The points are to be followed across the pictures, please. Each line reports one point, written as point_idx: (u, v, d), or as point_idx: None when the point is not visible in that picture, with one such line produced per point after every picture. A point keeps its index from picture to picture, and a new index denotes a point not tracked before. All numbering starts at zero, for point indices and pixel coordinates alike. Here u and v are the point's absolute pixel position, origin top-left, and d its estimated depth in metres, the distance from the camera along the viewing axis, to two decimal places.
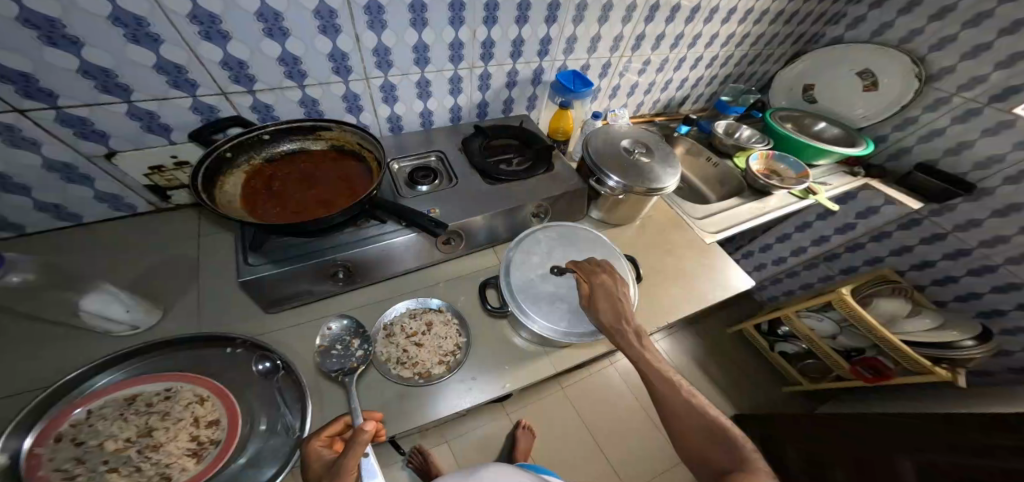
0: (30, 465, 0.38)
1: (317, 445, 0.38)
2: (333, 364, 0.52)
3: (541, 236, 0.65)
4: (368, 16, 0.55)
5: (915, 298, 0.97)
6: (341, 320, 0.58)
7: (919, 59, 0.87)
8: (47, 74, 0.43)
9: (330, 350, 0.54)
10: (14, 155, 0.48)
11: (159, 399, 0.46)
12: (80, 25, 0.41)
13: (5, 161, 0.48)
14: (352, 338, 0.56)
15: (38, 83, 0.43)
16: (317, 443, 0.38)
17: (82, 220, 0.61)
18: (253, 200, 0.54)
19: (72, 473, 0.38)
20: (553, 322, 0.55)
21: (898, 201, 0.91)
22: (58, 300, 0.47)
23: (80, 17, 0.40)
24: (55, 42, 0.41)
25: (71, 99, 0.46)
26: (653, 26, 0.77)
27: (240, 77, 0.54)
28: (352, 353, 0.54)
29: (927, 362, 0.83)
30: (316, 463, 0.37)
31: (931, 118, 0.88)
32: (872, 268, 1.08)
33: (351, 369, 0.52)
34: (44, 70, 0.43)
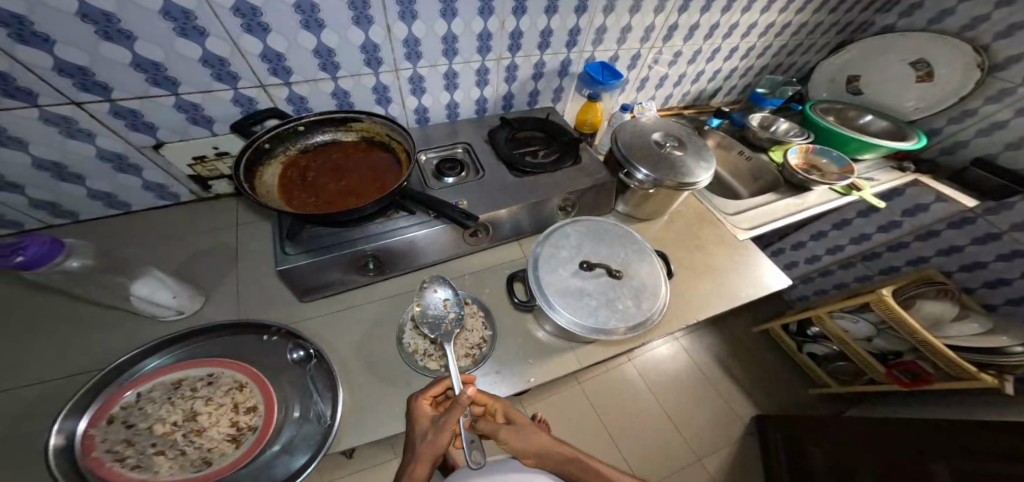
0: (87, 445, 0.41)
1: (423, 401, 0.44)
2: (431, 325, 0.56)
3: (570, 230, 0.65)
4: (401, 7, 0.55)
5: (962, 301, 0.92)
6: (437, 283, 0.60)
7: (982, 48, 0.80)
8: (102, 68, 0.45)
9: (425, 310, 0.58)
10: (68, 145, 0.50)
11: (202, 384, 0.48)
12: (133, 19, 0.42)
13: (60, 150, 0.50)
14: (446, 300, 0.59)
15: (95, 77, 0.45)
16: (423, 400, 0.44)
17: (131, 209, 0.64)
18: (289, 191, 0.55)
19: (123, 454, 0.41)
20: (579, 318, 0.55)
21: (950, 197, 0.87)
22: (110, 286, 0.49)
23: (133, 12, 0.42)
24: (110, 36, 0.43)
25: (123, 92, 0.48)
26: (688, 15, 0.74)
27: (278, 70, 0.55)
28: (445, 315, 0.58)
29: (971, 368, 0.79)
30: (422, 416, 0.43)
31: (992, 110, 0.81)
32: (916, 269, 1.02)
33: (445, 332, 0.55)
34: (100, 63, 0.44)
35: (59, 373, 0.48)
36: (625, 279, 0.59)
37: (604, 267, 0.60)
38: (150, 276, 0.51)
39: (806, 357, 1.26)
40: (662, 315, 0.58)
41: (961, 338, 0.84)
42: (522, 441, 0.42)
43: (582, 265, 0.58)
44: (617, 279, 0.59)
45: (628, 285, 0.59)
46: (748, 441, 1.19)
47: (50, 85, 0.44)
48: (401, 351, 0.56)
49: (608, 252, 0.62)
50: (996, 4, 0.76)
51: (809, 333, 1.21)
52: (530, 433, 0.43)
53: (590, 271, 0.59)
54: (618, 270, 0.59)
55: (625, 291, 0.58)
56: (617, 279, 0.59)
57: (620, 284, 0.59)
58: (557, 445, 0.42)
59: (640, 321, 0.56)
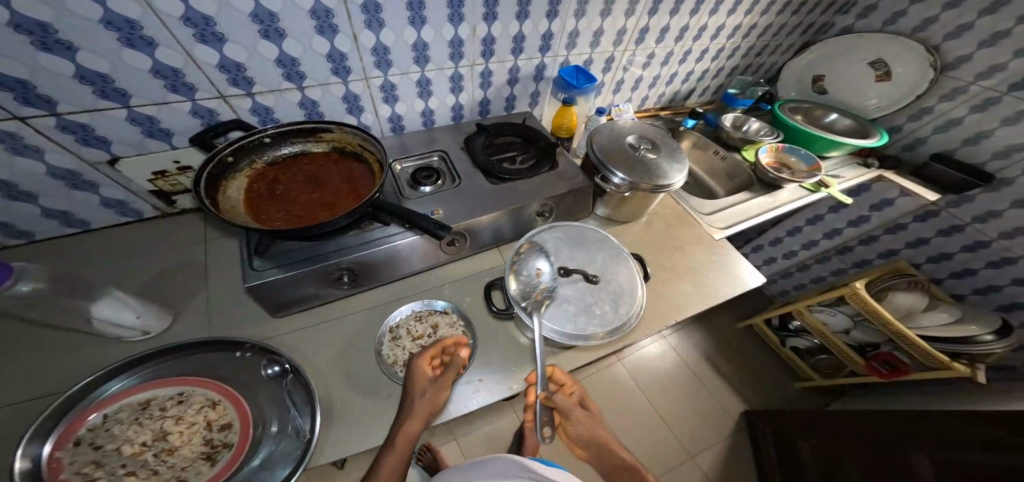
0: (53, 468, 0.38)
1: (422, 363, 0.49)
2: (521, 292, 0.57)
3: (547, 236, 0.65)
4: (366, 15, 0.54)
5: (931, 291, 0.95)
6: (536, 254, 0.61)
7: (934, 48, 0.83)
8: (43, 81, 0.43)
9: (519, 275, 0.59)
10: (15, 162, 0.48)
11: (172, 403, 0.46)
12: (71, 29, 0.41)
13: (8, 169, 0.48)
14: (541, 269, 0.60)
15: (37, 90, 0.44)
16: (423, 362, 0.49)
17: (90, 227, 0.62)
18: (256, 205, 0.54)
19: (91, 476, 0.39)
20: (559, 324, 0.54)
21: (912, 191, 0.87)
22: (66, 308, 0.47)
23: (72, 21, 0.40)
24: (49, 48, 0.41)
25: (70, 105, 0.47)
26: (657, 17, 0.75)
27: (238, 80, 0.54)
28: (537, 284, 0.58)
29: (944, 358, 0.81)
30: (421, 376, 0.48)
31: (947, 108, 0.84)
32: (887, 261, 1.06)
33: (535, 301, 0.56)
34: (41, 76, 0.43)
35: (16, 399, 0.46)
36: (602, 284, 0.59)
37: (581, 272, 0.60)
38: (112, 297, 0.49)
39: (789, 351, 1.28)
40: (641, 317, 0.58)
41: (932, 329, 0.87)
42: (583, 426, 0.46)
43: (559, 270, 0.59)
44: (594, 283, 0.59)
45: (605, 288, 0.59)
46: (739, 436, 1.20)
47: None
48: (378, 364, 0.55)
49: (586, 257, 0.62)
50: (944, 6, 0.80)
51: (791, 327, 1.23)
52: (591, 426, 0.46)
53: (567, 276, 0.59)
54: (596, 275, 0.60)
55: (602, 295, 0.58)
56: (594, 284, 0.59)
57: (598, 289, 0.59)
58: (614, 449, 0.45)
59: (619, 325, 0.55)
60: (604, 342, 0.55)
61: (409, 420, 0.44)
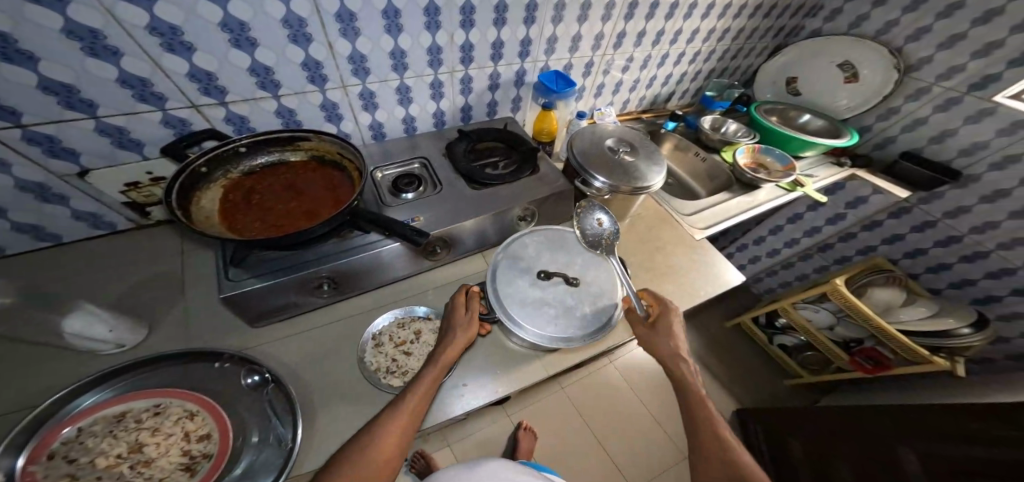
0: None
1: (459, 304, 0.57)
2: (592, 239, 0.65)
3: (527, 240, 0.65)
4: (341, 24, 0.55)
5: (909, 286, 0.97)
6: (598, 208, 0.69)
7: (897, 50, 0.86)
8: (6, 93, 0.43)
9: (584, 226, 0.66)
10: None
11: (148, 415, 0.45)
12: (33, 39, 0.41)
13: None
14: (602, 219, 0.68)
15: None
16: (461, 302, 0.57)
17: (64, 240, 0.62)
18: (231, 216, 0.53)
19: None
20: (540, 327, 0.54)
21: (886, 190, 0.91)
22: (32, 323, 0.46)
23: (33, 31, 0.40)
24: (10, 58, 0.41)
25: (35, 116, 0.47)
26: (633, 23, 0.76)
27: (210, 89, 0.55)
28: (603, 231, 0.67)
29: (926, 353, 0.82)
30: (459, 311, 0.56)
31: (913, 107, 0.87)
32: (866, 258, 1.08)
33: (607, 246, 0.64)
34: (2, 87, 0.43)
35: None
36: (583, 286, 0.60)
37: (562, 275, 0.60)
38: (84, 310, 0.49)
39: (777, 349, 1.29)
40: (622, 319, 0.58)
41: (909, 322, 0.88)
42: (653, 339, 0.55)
43: (540, 274, 0.59)
44: (575, 286, 0.59)
45: (587, 291, 0.60)
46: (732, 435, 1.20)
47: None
48: (360, 371, 0.54)
49: (566, 260, 0.63)
50: (903, 9, 0.83)
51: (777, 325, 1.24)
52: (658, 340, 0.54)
53: (547, 279, 0.59)
54: (576, 278, 0.60)
55: (583, 298, 0.59)
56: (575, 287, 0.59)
57: (578, 291, 0.59)
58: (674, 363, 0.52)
59: (600, 327, 0.56)
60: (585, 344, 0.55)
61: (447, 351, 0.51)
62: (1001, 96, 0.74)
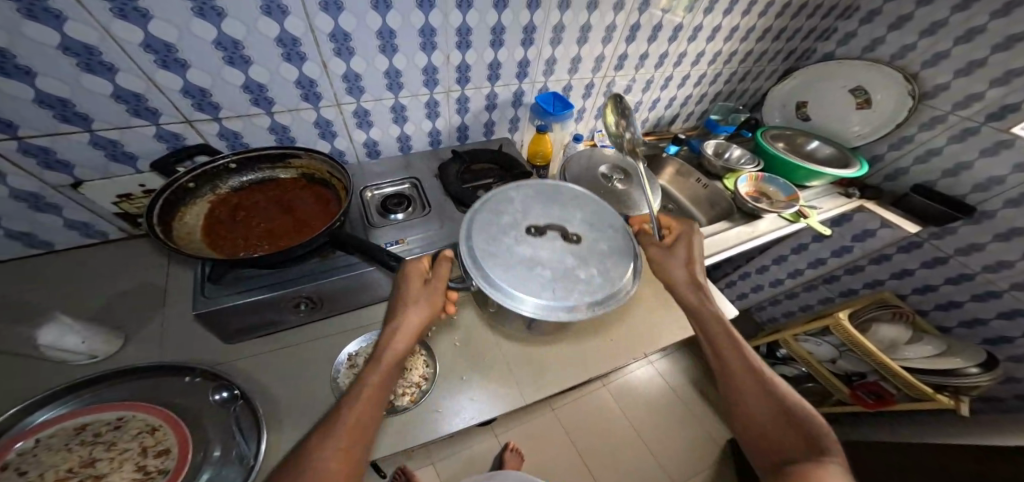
0: None
1: (415, 271, 0.48)
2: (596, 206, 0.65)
3: (515, 193, 0.55)
4: (334, 43, 0.54)
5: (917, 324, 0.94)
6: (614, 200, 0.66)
7: (912, 75, 0.82)
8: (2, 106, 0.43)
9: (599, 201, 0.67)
10: None
11: (108, 428, 0.44)
12: (30, 54, 0.41)
13: None
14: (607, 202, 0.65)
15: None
16: (418, 267, 0.49)
17: (55, 247, 0.62)
18: (213, 232, 0.53)
19: None
20: (534, 291, 0.43)
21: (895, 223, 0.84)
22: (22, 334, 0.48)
23: (29, 47, 0.40)
24: (6, 72, 0.41)
25: (31, 129, 0.47)
26: (635, 45, 0.74)
27: (203, 105, 0.54)
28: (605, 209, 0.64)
29: (928, 389, 0.79)
30: (414, 276, 0.48)
31: (927, 137, 0.83)
32: (873, 291, 1.05)
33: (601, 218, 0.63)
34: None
35: None
36: (586, 243, 0.50)
37: (557, 230, 0.51)
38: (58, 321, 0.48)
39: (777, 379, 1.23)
40: (636, 282, 0.49)
41: (916, 360, 0.85)
42: (673, 264, 0.54)
43: (531, 229, 0.50)
44: (575, 243, 0.50)
45: (591, 249, 0.50)
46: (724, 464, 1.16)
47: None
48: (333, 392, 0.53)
49: (562, 214, 0.53)
50: (921, 34, 0.79)
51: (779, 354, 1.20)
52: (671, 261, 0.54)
53: (540, 233, 0.50)
54: (577, 235, 0.51)
55: (584, 256, 0.49)
56: (575, 243, 0.50)
57: (577, 250, 0.49)
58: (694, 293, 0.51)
59: (607, 291, 0.46)
60: (589, 313, 0.44)
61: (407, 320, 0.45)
62: (1019, 129, 0.71)
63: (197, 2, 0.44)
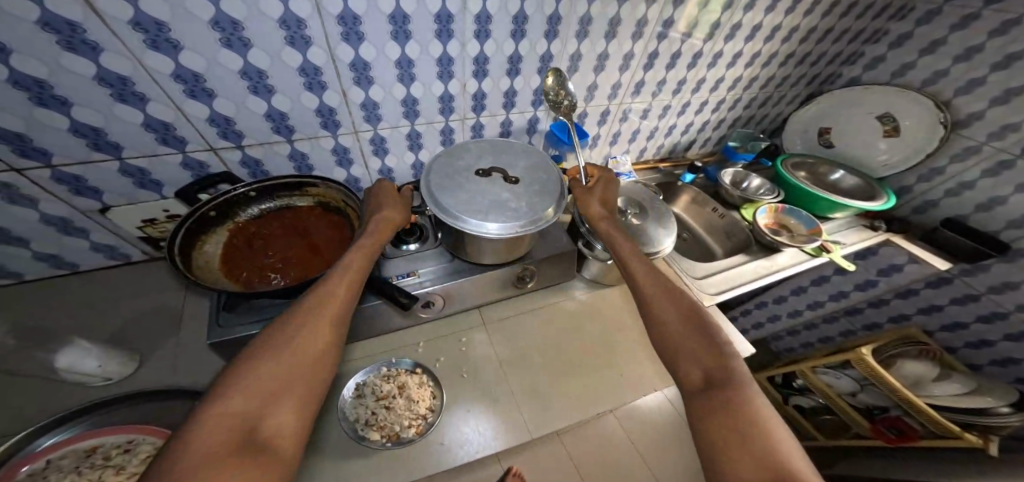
0: None
1: (385, 188, 0.59)
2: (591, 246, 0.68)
3: (471, 145, 0.59)
4: (354, 73, 0.54)
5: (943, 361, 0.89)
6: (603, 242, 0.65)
7: (944, 102, 0.79)
8: (40, 135, 0.45)
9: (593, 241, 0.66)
10: (11, 211, 0.50)
11: (117, 452, 0.45)
12: (67, 85, 0.42)
13: (3, 217, 0.50)
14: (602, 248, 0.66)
15: (34, 143, 0.45)
16: (388, 185, 0.59)
17: (80, 269, 0.63)
18: (231, 262, 0.53)
19: None
20: (467, 212, 0.48)
21: (922, 259, 0.81)
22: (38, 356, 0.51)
23: (67, 78, 0.41)
24: (45, 102, 0.42)
25: (65, 157, 0.48)
26: (653, 71, 0.73)
27: (228, 133, 0.54)
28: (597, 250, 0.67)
29: (953, 426, 0.76)
30: (382, 191, 0.58)
31: (960, 168, 0.80)
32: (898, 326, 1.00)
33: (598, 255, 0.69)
34: (38, 130, 0.44)
35: None
36: (523, 184, 0.54)
37: (500, 173, 0.54)
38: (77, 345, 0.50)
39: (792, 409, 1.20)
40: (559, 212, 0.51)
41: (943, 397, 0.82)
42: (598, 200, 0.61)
43: (478, 171, 0.54)
44: (513, 183, 0.53)
45: (527, 188, 0.53)
46: None
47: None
48: (339, 423, 0.53)
49: (507, 160, 0.57)
50: (954, 59, 0.76)
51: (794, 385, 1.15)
52: (592, 198, 0.62)
53: (484, 175, 0.53)
54: (517, 178, 0.54)
55: (519, 193, 0.52)
56: (513, 184, 0.53)
57: (515, 187, 0.53)
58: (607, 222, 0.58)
59: (527, 218, 0.49)
60: (512, 232, 0.48)
61: (365, 241, 0.49)
62: None
63: (224, 33, 0.44)
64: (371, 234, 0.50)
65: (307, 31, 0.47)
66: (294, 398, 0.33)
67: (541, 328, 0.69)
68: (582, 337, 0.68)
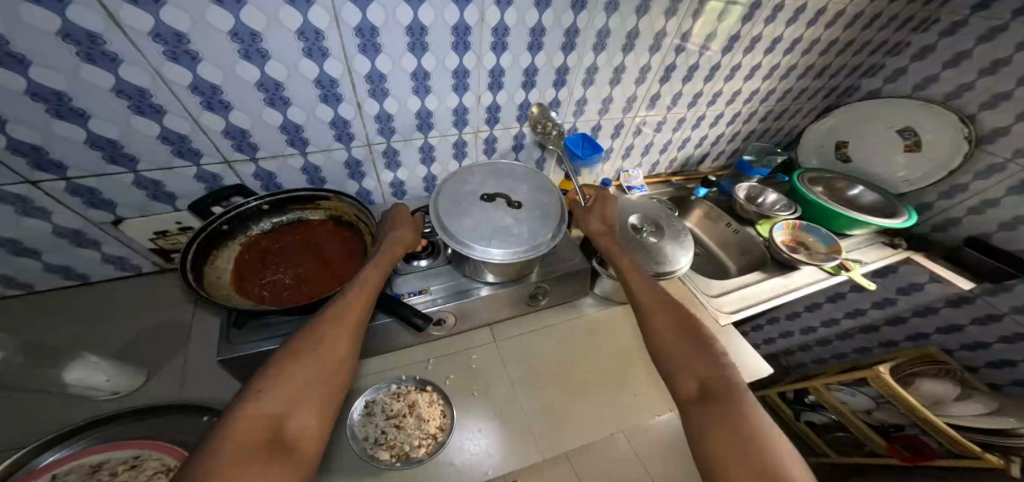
0: None
1: (399, 209, 0.59)
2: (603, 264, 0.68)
3: (475, 169, 0.59)
4: (370, 85, 0.54)
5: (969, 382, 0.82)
6: None
7: (969, 117, 0.77)
8: (56, 147, 0.44)
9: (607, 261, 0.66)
10: (25, 223, 0.49)
11: (124, 468, 0.43)
12: (86, 97, 0.41)
13: (18, 228, 0.49)
14: None
15: (50, 156, 0.45)
16: (400, 207, 0.60)
17: (90, 279, 0.63)
18: (243, 277, 0.52)
19: None
20: (472, 239, 0.47)
21: (945, 279, 0.83)
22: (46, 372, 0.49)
23: (86, 90, 0.41)
24: (63, 114, 0.42)
25: (79, 170, 0.47)
26: (669, 84, 0.72)
27: (243, 145, 0.54)
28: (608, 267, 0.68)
29: (972, 446, 0.71)
30: (396, 213, 0.59)
31: (985, 185, 0.78)
32: (915, 345, 0.92)
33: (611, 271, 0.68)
34: (55, 143, 0.44)
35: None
36: (526, 209, 0.53)
37: (504, 198, 0.54)
38: (86, 360, 0.49)
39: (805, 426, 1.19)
40: (555, 240, 0.50)
41: (961, 417, 0.76)
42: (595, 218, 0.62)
43: (482, 197, 0.53)
44: (516, 208, 0.52)
45: (530, 213, 0.52)
46: None
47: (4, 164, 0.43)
48: (348, 442, 0.51)
49: (509, 185, 0.56)
50: (980, 72, 0.74)
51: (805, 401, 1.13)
52: (587, 215, 0.62)
53: (489, 201, 0.53)
54: (520, 202, 0.53)
55: (523, 218, 0.51)
56: (517, 209, 0.52)
57: (518, 213, 0.52)
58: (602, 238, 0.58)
59: (523, 247, 0.48)
60: (511, 260, 0.47)
61: (378, 259, 0.49)
62: None
63: (243, 45, 0.43)
64: (383, 252, 0.50)
65: (325, 43, 0.47)
66: (314, 404, 0.34)
67: (553, 345, 0.68)
68: (595, 356, 0.67)
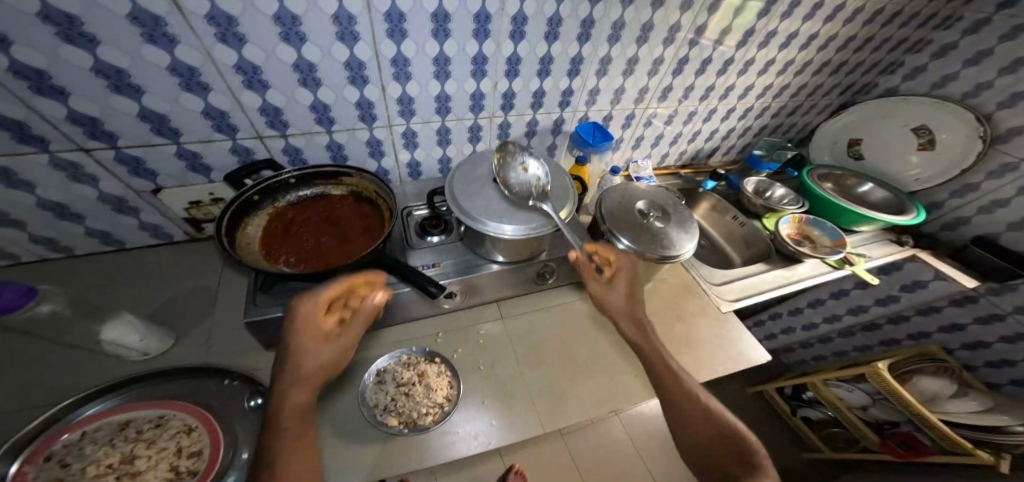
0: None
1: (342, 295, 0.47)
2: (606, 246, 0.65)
3: (490, 154, 0.60)
4: (395, 68, 0.56)
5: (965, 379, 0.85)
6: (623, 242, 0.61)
7: (986, 117, 0.77)
8: (110, 118, 0.47)
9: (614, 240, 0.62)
10: (74, 188, 0.53)
11: (150, 426, 0.47)
12: (141, 74, 0.45)
13: (69, 194, 0.53)
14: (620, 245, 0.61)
15: (104, 126, 0.48)
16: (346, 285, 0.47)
17: (128, 245, 0.67)
18: (269, 244, 0.55)
19: None
20: (483, 214, 0.50)
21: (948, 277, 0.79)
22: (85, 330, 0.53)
23: (144, 68, 0.44)
24: (120, 89, 0.45)
25: (128, 140, 0.51)
26: (683, 77, 0.73)
27: (275, 122, 0.57)
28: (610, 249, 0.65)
29: (964, 443, 0.73)
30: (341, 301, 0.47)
31: (996, 185, 0.78)
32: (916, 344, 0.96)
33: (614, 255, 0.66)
34: (109, 115, 0.47)
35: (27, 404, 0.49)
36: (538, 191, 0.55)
37: (517, 180, 0.56)
38: (122, 319, 0.54)
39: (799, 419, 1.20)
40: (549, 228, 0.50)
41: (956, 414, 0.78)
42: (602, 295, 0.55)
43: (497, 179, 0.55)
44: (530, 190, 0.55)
45: (541, 194, 0.54)
46: None
47: (62, 133, 0.47)
48: (360, 406, 0.54)
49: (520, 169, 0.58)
50: (1000, 71, 0.73)
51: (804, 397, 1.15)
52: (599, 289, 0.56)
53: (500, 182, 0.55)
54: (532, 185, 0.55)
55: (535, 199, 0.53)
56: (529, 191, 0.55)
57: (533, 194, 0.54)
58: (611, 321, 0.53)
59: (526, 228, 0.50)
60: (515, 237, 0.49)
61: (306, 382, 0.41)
62: None
63: (284, 28, 0.46)
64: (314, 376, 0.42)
65: (357, 27, 0.49)
66: None
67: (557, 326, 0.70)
68: (597, 339, 0.69)
